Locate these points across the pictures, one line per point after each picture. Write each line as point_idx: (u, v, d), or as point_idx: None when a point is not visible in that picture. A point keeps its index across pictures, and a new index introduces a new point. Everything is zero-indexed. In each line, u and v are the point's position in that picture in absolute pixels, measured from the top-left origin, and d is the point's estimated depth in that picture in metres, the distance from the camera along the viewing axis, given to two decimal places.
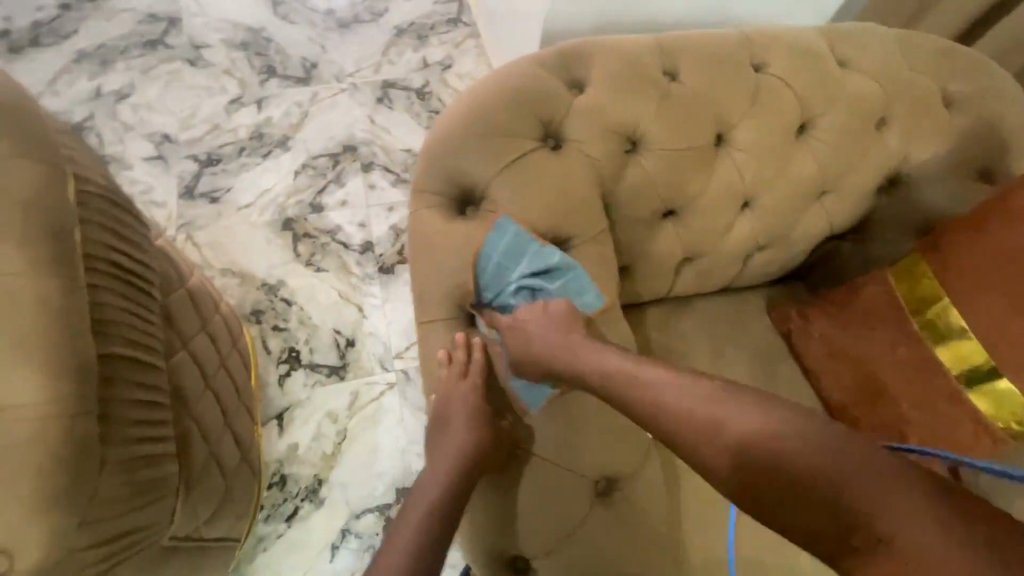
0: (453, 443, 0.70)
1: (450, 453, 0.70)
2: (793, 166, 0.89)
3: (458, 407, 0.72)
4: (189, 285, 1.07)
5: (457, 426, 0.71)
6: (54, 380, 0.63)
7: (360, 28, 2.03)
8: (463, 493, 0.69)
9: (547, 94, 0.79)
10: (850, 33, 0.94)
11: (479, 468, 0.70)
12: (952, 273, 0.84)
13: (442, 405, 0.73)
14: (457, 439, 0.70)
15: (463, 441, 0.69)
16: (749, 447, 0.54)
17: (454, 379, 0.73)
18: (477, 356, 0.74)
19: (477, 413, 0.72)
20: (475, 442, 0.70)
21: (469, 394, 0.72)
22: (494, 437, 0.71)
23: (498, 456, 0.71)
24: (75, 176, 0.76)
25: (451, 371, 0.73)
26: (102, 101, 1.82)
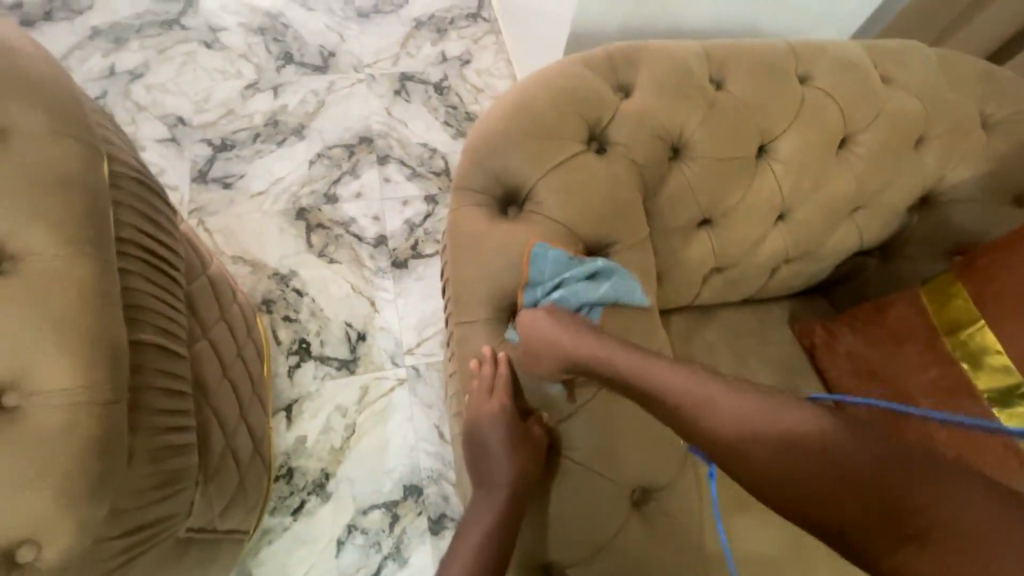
0: (495, 459, 0.70)
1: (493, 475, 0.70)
2: (832, 181, 0.89)
3: (496, 421, 0.71)
4: (210, 273, 1.05)
5: (495, 444, 0.70)
6: (86, 366, 0.62)
7: (379, 18, 2.01)
8: (515, 508, 0.70)
9: (594, 96, 0.78)
10: (891, 49, 0.93)
11: (526, 481, 0.71)
12: (987, 292, 0.83)
13: (474, 423, 0.72)
14: (499, 455, 0.70)
15: (506, 457, 0.69)
16: (808, 470, 0.59)
17: (484, 396, 0.72)
18: (503, 371, 0.72)
19: (512, 426, 0.71)
20: (517, 455, 0.70)
21: (499, 409, 0.71)
22: (533, 449, 0.71)
23: (537, 464, 0.71)
24: (106, 156, 0.74)
25: (479, 387, 0.72)
26: (115, 80, 1.79)
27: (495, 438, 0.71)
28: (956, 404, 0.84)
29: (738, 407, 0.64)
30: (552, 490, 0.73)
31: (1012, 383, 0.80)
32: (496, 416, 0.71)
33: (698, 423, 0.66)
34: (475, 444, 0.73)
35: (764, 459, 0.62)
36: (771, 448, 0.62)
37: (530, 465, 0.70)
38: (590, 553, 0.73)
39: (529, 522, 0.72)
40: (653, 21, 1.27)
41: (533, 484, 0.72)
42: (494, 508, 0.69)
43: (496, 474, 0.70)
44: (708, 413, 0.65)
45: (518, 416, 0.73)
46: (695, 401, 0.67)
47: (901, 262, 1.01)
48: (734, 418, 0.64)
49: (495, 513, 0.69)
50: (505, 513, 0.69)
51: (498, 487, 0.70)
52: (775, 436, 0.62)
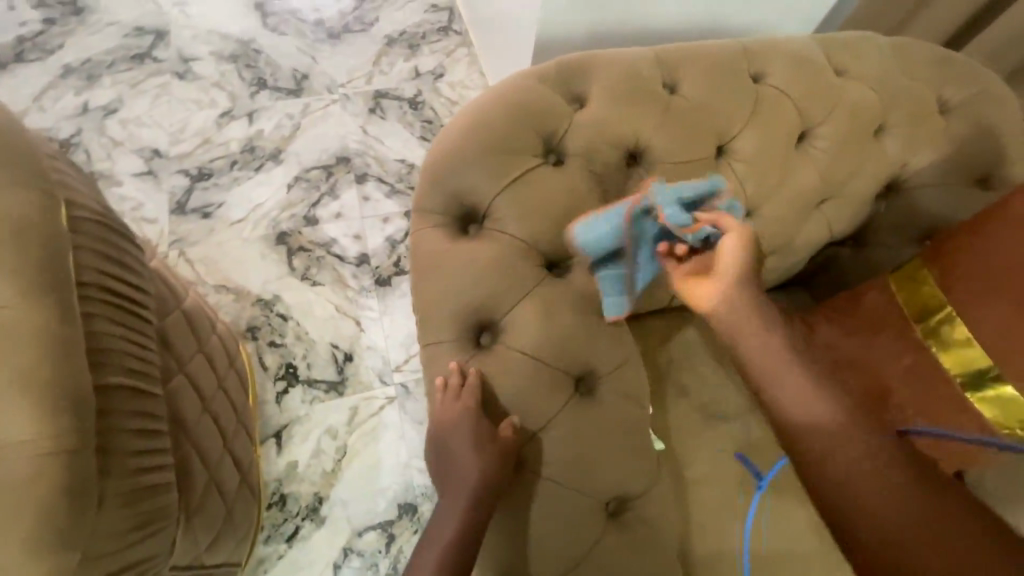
0: (460, 466, 0.69)
1: (459, 484, 0.69)
2: (794, 176, 0.89)
3: (461, 426, 0.69)
4: (184, 307, 1.04)
5: (460, 449, 0.69)
6: (48, 415, 0.62)
7: (351, 38, 2.02)
8: (478, 517, 0.69)
9: (548, 109, 0.78)
10: (846, 42, 0.94)
11: (491, 490, 0.69)
12: (954, 279, 0.83)
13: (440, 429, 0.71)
14: (463, 461, 0.69)
15: (470, 463, 0.68)
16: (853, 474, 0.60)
17: (451, 400, 0.71)
18: (471, 380, 0.71)
19: (481, 435, 0.69)
20: (480, 462, 0.68)
21: (466, 413, 0.69)
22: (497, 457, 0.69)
23: (507, 472, 0.71)
24: (64, 201, 0.74)
25: (446, 395, 0.71)
26: (90, 117, 1.79)
27: (461, 445, 0.69)
28: (931, 394, 0.84)
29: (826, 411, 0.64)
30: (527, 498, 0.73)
31: (985, 368, 0.80)
32: (461, 421, 0.69)
33: (782, 416, 0.65)
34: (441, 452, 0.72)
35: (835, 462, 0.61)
36: (847, 460, 0.61)
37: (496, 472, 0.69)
38: (568, 566, 0.74)
39: (497, 533, 0.72)
40: (618, 22, 1.29)
41: (503, 489, 0.71)
42: (457, 521, 0.69)
43: (459, 482, 0.69)
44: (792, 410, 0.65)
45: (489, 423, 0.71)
46: (785, 398, 0.65)
47: (873, 249, 1.01)
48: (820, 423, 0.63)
49: (456, 523, 0.68)
50: (464, 523, 0.68)
51: (464, 498, 0.69)
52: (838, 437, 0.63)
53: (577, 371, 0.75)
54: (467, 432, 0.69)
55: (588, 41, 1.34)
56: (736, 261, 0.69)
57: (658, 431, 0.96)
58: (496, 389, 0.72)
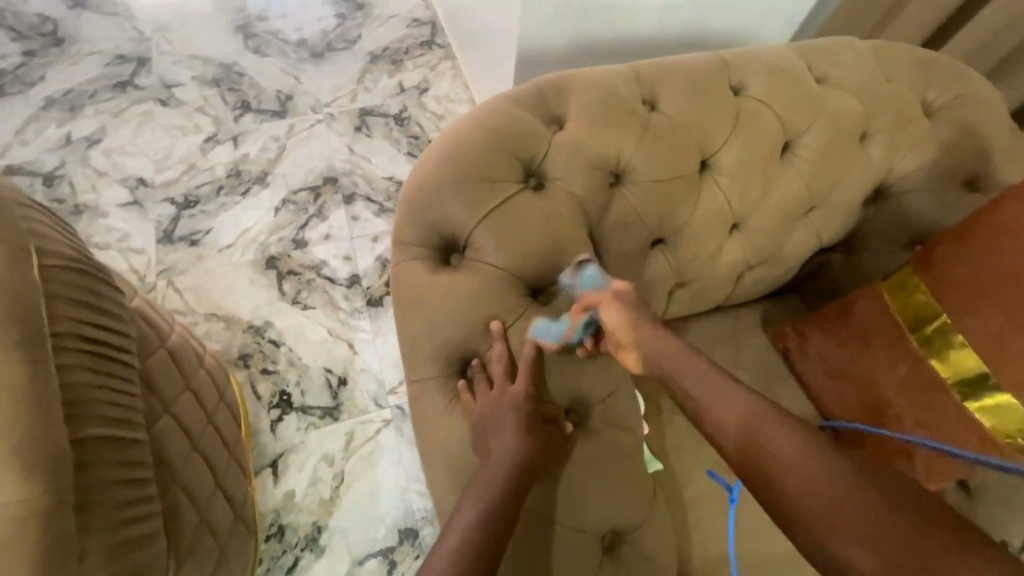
0: (499, 445, 0.67)
1: (498, 454, 0.67)
2: (781, 186, 0.88)
3: (507, 408, 0.69)
4: (169, 345, 1.03)
5: (503, 429, 0.68)
6: (25, 470, 0.61)
7: (334, 56, 2.01)
8: (507, 505, 0.64)
9: (526, 133, 0.77)
10: (826, 48, 0.93)
11: (528, 474, 0.67)
12: (946, 287, 0.82)
13: (485, 408, 0.70)
14: (503, 441, 0.67)
15: (514, 442, 0.67)
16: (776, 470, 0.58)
17: (501, 372, 0.71)
18: (528, 350, 0.71)
19: (532, 413, 0.69)
20: (523, 443, 0.67)
21: (519, 392, 0.70)
22: (539, 439, 0.68)
23: (543, 460, 0.69)
24: (35, 250, 0.73)
25: (500, 366, 0.71)
26: (73, 148, 1.78)
27: (506, 422, 0.68)
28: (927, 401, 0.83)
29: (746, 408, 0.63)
30: (543, 507, 0.71)
31: (982, 374, 0.78)
32: (512, 400, 0.69)
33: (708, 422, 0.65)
34: (478, 436, 0.70)
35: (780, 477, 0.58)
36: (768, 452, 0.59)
37: (536, 458, 0.67)
38: None
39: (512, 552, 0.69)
40: (600, 29, 1.29)
41: (533, 483, 0.68)
42: (493, 494, 0.65)
43: (495, 463, 0.66)
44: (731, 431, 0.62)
45: (538, 405, 0.71)
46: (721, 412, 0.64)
47: (864, 255, 1.00)
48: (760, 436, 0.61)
49: (484, 506, 0.64)
50: (491, 506, 0.64)
51: (501, 470, 0.66)
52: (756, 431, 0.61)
53: (568, 400, 0.75)
54: (517, 411, 0.68)
55: (571, 49, 1.34)
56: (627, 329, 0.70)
57: (655, 450, 0.94)
58: (550, 378, 0.74)
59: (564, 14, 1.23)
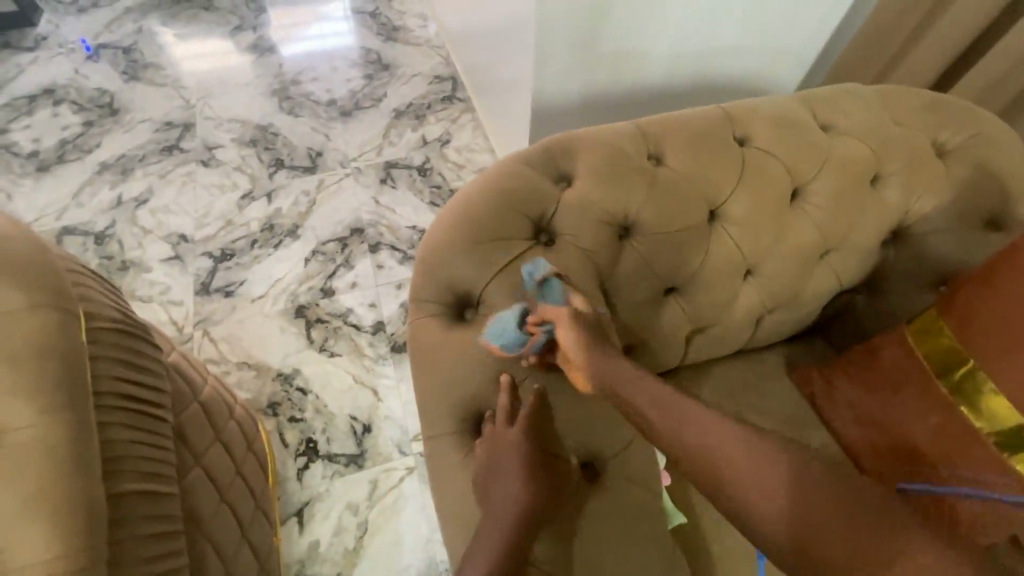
0: (506, 494, 0.68)
1: (505, 503, 0.67)
2: (792, 233, 0.89)
3: (513, 455, 0.69)
4: (202, 398, 1.07)
5: (509, 479, 0.68)
6: (62, 531, 0.64)
7: (361, 113, 2.14)
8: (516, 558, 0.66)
9: (536, 191, 0.80)
10: (830, 96, 0.95)
11: (535, 519, 0.68)
12: (972, 331, 0.79)
13: (491, 456, 0.70)
14: (511, 490, 0.68)
15: (519, 493, 0.67)
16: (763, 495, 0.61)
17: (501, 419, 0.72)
18: (530, 398, 0.73)
19: (535, 458, 0.69)
20: (528, 492, 0.67)
21: (523, 440, 0.70)
22: (546, 488, 0.69)
23: (551, 510, 0.70)
24: (83, 314, 0.79)
25: (499, 412, 0.72)
26: (123, 208, 1.91)
27: (510, 469, 0.68)
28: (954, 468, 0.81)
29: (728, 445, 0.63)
30: (558, 563, 0.70)
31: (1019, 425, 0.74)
32: (516, 449, 0.69)
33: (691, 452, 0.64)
34: (484, 487, 0.70)
35: (786, 513, 0.59)
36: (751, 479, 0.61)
37: (542, 508, 0.68)
38: None
39: None
40: (611, 78, 1.35)
41: (540, 533, 0.69)
42: (503, 544, 0.65)
43: (501, 513, 0.67)
44: (769, 494, 0.60)
45: (542, 450, 0.71)
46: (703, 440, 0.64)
47: (887, 297, 0.98)
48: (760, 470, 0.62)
49: (492, 559, 0.64)
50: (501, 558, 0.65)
51: (509, 519, 0.67)
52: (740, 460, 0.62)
53: (584, 454, 0.75)
54: (523, 460, 0.68)
55: (585, 99, 1.39)
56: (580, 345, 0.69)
57: (677, 503, 0.92)
58: (558, 425, 0.74)
59: (575, 67, 1.30)
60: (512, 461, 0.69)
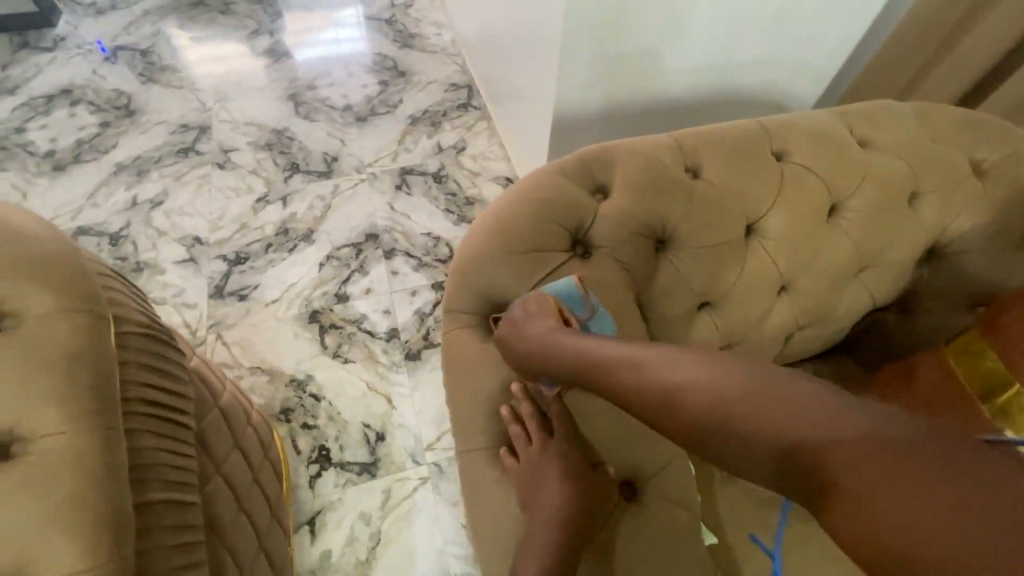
0: (548, 501, 0.67)
1: (547, 509, 0.67)
2: (829, 250, 0.87)
3: (552, 461, 0.69)
4: (222, 403, 1.06)
5: (549, 484, 0.68)
6: (90, 541, 0.62)
7: (377, 119, 2.14)
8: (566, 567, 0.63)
9: (572, 202, 0.79)
10: (866, 113, 0.94)
11: (579, 526, 0.66)
12: (1016, 351, 0.77)
13: (529, 464, 0.70)
14: (552, 495, 0.67)
15: (560, 497, 0.66)
16: (694, 418, 0.59)
17: (534, 428, 0.72)
18: (554, 407, 0.73)
19: (573, 463, 0.69)
20: (570, 496, 0.66)
21: (560, 445, 0.70)
22: (586, 495, 0.67)
23: (593, 523, 0.67)
24: (113, 318, 0.78)
25: (530, 422, 0.72)
26: (138, 210, 1.91)
27: (550, 475, 0.68)
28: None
29: (660, 367, 0.63)
30: None
31: None
32: (554, 453, 0.70)
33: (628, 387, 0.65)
34: (525, 496, 0.70)
35: (720, 434, 0.58)
36: (681, 400, 0.60)
37: (588, 514, 0.66)
38: None
39: None
40: (634, 88, 1.35)
41: (586, 543, 0.67)
42: (546, 552, 0.64)
43: (542, 519, 0.66)
44: (701, 412, 0.59)
45: (581, 457, 0.71)
46: (635, 369, 0.64)
47: (921, 315, 0.97)
48: (693, 391, 0.60)
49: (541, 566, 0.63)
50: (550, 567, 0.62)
51: (551, 525, 0.65)
52: (672, 387, 0.61)
53: (622, 470, 0.74)
54: (561, 465, 0.69)
55: (607, 109, 1.39)
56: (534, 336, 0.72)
57: (708, 522, 0.91)
58: (594, 439, 0.74)
59: (599, 75, 1.29)
60: (551, 467, 0.69)
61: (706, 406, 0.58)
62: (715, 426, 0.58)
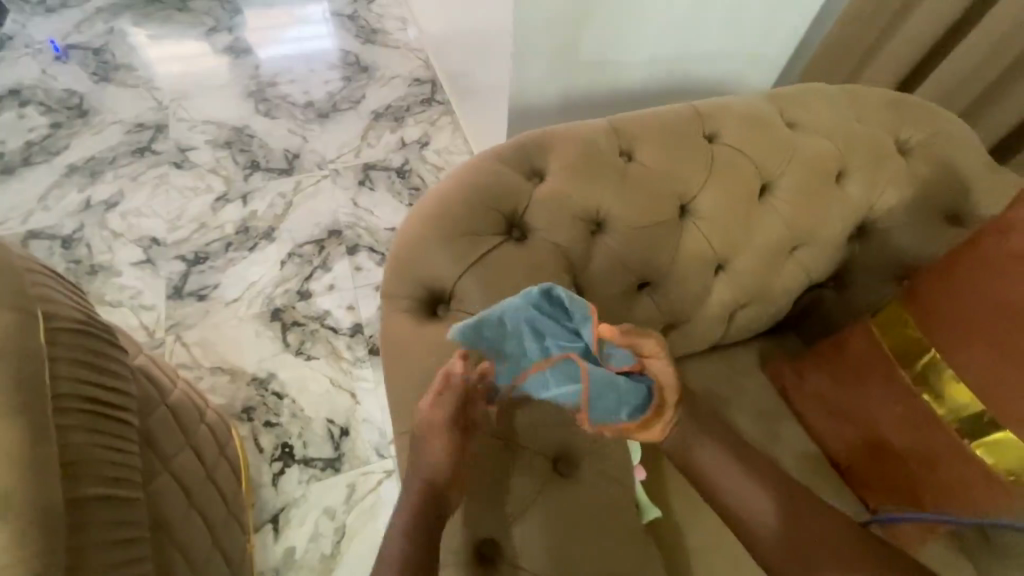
0: (428, 462, 0.69)
1: (425, 468, 0.70)
2: (761, 228, 0.90)
3: (446, 442, 0.70)
4: (170, 401, 1.05)
5: (434, 449, 0.69)
6: (14, 538, 0.61)
7: (339, 115, 2.12)
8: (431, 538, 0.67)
9: (508, 187, 0.81)
10: (795, 95, 0.97)
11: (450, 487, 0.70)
12: (933, 320, 0.81)
13: (429, 426, 0.70)
14: (433, 473, 0.69)
15: (437, 462, 0.69)
16: (742, 501, 0.74)
17: (443, 397, 0.70)
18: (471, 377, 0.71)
19: (459, 432, 0.70)
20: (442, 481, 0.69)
21: (455, 414, 0.70)
22: (491, 471, 0.73)
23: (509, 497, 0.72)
24: (43, 314, 0.76)
25: (443, 390, 0.70)
26: (92, 211, 1.87)
27: (435, 441, 0.70)
28: (938, 457, 0.81)
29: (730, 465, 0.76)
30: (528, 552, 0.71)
31: (979, 410, 0.76)
32: (447, 421, 0.70)
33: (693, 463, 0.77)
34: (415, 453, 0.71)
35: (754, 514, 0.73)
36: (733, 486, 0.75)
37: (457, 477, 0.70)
38: None
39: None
40: (585, 79, 1.37)
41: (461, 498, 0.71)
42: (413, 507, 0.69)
43: (419, 475, 0.70)
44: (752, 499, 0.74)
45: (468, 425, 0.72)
46: (708, 457, 0.76)
47: (854, 290, 1.01)
48: (752, 486, 0.75)
49: (409, 534, 0.67)
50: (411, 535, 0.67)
51: (422, 482, 0.69)
52: (736, 480, 0.75)
53: (555, 448, 0.76)
54: (450, 432, 0.70)
55: (560, 100, 1.41)
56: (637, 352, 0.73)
57: (654, 498, 0.93)
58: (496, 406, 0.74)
59: (550, 66, 1.30)
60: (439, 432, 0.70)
61: (752, 495, 0.74)
62: (755, 511, 0.74)
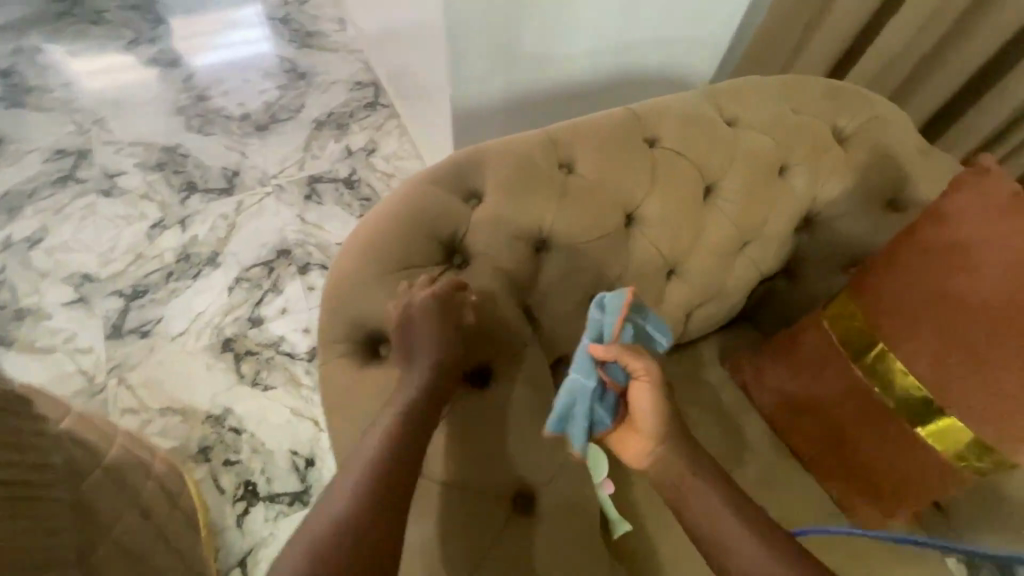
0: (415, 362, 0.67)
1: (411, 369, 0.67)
2: (708, 230, 0.89)
3: (429, 315, 0.69)
4: (108, 462, 0.97)
5: (421, 351, 0.68)
6: None
7: (278, 127, 2.02)
8: (409, 456, 0.62)
9: (444, 212, 0.77)
10: (732, 90, 0.96)
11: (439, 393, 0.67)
12: (878, 314, 0.81)
13: (412, 324, 0.69)
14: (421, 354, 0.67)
15: (425, 364, 0.67)
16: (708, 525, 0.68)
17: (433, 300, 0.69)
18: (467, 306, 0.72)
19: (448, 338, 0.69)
20: (403, 522, 0.59)
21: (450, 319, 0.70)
22: (458, 521, 0.70)
23: (472, 545, 0.70)
24: None
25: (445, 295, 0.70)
26: (13, 250, 1.73)
27: (421, 342, 0.68)
28: (897, 443, 0.83)
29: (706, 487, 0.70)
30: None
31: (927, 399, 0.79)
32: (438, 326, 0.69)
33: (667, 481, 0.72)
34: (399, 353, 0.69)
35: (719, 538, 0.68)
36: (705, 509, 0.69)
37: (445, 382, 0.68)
38: None
39: None
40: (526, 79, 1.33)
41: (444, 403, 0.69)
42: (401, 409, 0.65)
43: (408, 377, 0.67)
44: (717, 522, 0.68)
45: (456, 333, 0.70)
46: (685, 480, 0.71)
47: (806, 280, 1.01)
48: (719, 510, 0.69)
49: (390, 429, 0.63)
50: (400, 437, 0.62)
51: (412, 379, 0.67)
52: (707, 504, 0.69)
53: (514, 483, 0.75)
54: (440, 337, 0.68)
55: (504, 102, 1.36)
56: (655, 416, 0.70)
57: (625, 511, 0.92)
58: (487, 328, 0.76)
59: (489, 67, 1.26)
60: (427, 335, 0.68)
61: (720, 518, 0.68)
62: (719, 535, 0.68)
